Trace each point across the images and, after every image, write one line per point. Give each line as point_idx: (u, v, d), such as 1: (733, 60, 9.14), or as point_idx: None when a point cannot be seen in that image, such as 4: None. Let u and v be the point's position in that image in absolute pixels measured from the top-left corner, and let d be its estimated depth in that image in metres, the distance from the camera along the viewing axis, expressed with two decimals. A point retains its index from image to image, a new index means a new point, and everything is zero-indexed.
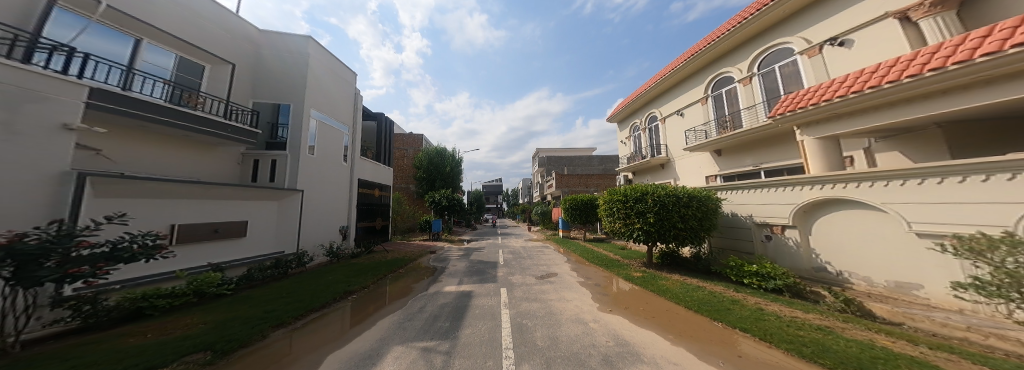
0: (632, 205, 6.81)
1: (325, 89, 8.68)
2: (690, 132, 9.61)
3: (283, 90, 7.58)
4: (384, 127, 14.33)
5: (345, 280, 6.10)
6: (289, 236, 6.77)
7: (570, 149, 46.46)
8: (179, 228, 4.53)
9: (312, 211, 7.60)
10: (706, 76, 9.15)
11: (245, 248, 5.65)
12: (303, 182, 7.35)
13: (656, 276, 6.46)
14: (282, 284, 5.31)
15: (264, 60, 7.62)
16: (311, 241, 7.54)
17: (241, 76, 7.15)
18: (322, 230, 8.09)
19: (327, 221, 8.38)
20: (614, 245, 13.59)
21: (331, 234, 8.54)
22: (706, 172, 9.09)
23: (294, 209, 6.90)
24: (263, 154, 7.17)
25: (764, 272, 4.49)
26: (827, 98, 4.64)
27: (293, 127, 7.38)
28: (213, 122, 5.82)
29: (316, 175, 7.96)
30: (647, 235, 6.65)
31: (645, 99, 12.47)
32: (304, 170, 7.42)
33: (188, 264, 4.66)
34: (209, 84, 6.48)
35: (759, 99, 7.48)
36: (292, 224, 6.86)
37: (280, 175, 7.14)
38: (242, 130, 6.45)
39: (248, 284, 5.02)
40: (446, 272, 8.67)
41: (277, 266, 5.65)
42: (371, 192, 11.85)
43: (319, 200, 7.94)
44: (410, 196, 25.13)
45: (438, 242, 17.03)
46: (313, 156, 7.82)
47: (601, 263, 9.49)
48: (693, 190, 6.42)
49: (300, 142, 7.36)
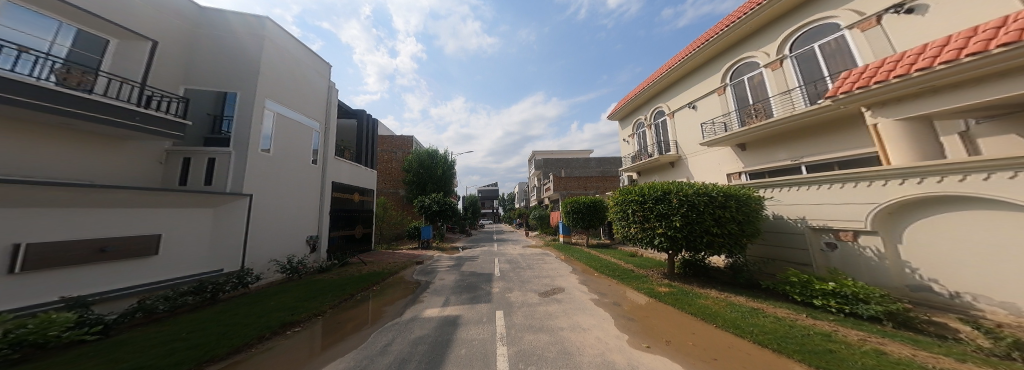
0: (651, 206, 5.89)
1: (288, 79, 7.93)
2: (707, 125, 8.65)
3: (227, 77, 6.82)
4: (366, 126, 13.21)
5: (293, 306, 4.77)
6: (230, 251, 6.07)
7: (566, 152, 45.86)
8: (30, 249, 3.60)
9: (263, 219, 6.84)
10: (723, 65, 8.30)
11: (146, 269, 4.81)
12: (251, 183, 6.55)
13: (687, 291, 5.44)
14: (197, 316, 4.32)
15: (203, 41, 6.84)
16: (260, 256, 6.74)
17: (169, 58, 6.27)
18: (279, 243, 7.32)
19: (286, 232, 7.57)
20: (623, 252, 12.49)
21: (291, 246, 7.70)
22: (727, 169, 8.14)
23: (236, 216, 6.20)
24: (198, 151, 6.43)
25: (847, 293, 3.52)
26: (920, 66, 3.53)
27: (240, 119, 6.63)
28: (110, 107, 4.91)
29: (271, 174, 7.16)
30: (671, 241, 5.72)
31: (650, 93, 11.55)
32: (253, 171, 6.63)
33: (30, 300, 3.60)
34: (113, 62, 5.43)
35: (793, 84, 6.50)
36: (234, 234, 6.15)
37: (220, 178, 6.32)
38: (154, 116, 5.53)
39: (145, 318, 4.16)
40: (431, 289, 7.45)
41: (197, 292, 4.79)
42: (349, 197, 10.89)
43: (272, 207, 7.14)
44: (401, 202, 23.95)
45: (429, 251, 15.78)
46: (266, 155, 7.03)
47: (614, 274, 8.37)
48: (728, 187, 5.43)
49: (249, 137, 6.61)
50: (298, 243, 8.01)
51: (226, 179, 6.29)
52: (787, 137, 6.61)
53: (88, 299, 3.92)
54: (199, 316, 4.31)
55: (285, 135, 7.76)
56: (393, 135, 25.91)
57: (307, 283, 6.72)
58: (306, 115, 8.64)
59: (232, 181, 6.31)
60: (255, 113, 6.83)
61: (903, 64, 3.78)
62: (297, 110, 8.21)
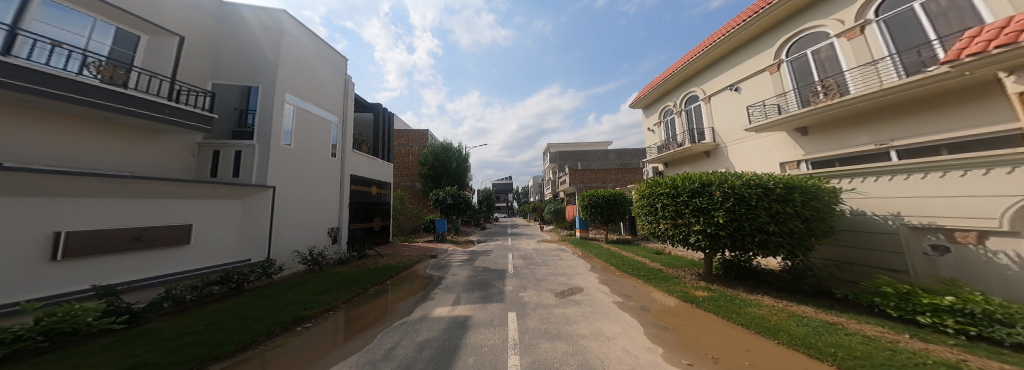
0: (686, 200, 5.22)
1: (307, 73, 7.94)
2: (756, 106, 7.85)
3: (249, 70, 6.86)
4: (382, 118, 13.40)
5: (304, 299, 4.63)
6: (256, 242, 6.15)
7: (583, 145, 44.64)
8: (68, 236, 3.61)
9: (286, 210, 6.93)
10: (781, 37, 7.46)
11: (177, 260, 4.83)
12: (275, 175, 6.66)
13: (728, 296, 4.66)
14: (219, 306, 4.26)
15: (227, 35, 6.86)
16: (283, 247, 6.80)
17: (195, 53, 6.30)
18: (304, 233, 7.45)
19: (309, 223, 7.65)
20: (646, 249, 11.70)
21: (313, 238, 7.78)
22: (780, 159, 7.32)
23: (262, 207, 6.27)
24: (226, 144, 6.52)
25: (976, 311, 2.65)
26: None
27: (262, 113, 6.69)
28: (140, 101, 4.91)
29: (293, 167, 7.23)
30: (711, 239, 5.03)
31: (687, 73, 10.78)
32: (276, 164, 6.72)
33: (66, 287, 3.58)
34: (144, 57, 5.45)
35: (882, 53, 5.41)
36: (260, 225, 6.23)
37: (247, 169, 6.46)
38: (183, 110, 5.54)
39: (175, 306, 4.15)
40: (443, 287, 7.22)
41: (223, 281, 4.76)
42: (370, 190, 11.05)
43: (296, 199, 7.24)
44: (416, 195, 24.24)
45: (443, 244, 15.79)
46: (288, 148, 7.10)
47: (638, 273, 7.71)
48: (788, 177, 4.53)
49: (270, 131, 6.67)
50: (320, 233, 8.10)
51: (251, 170, 6.45)
52: (867, 117, 5.65)
53: (117, 288, 3.88)
54: (224, 307, 4.23)
55: (306, 129, 7.80)
56: (409, 129, 26.14)
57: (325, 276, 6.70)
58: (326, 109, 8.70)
59: (258, 172, 6.47)
60: (276, 107, 6.89)
61: None
62: (317, 104, 8.23)
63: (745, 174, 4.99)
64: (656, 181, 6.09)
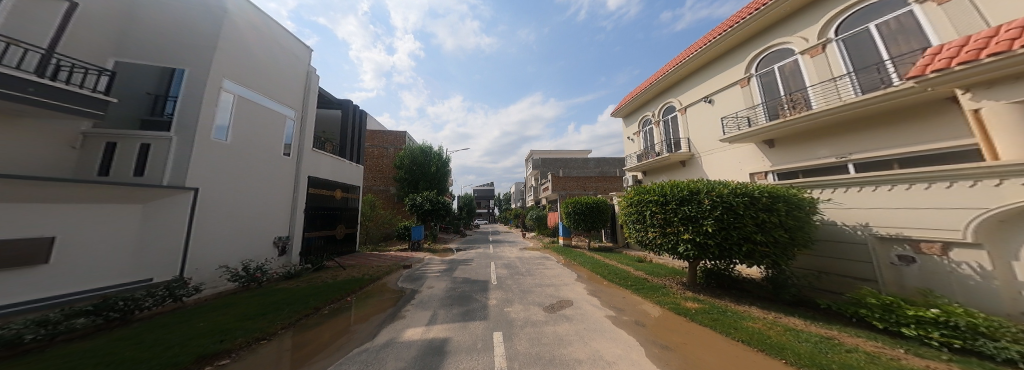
0: (675, 208, 5.41)
1: (249, 63, 8.37)
2: (730, 118, 8.38)
3: (169, 53, 7.20)
4: (351, 115, 14.64)
5: (221, 330, 4.71)
6: (162, 251, 6.20)
7: (563, 152, 45.59)
8: None
9: (211, 212, 7.13)
10: (750, 52, 8.18)
11: (34, 283, 4.54)
12: (199, 175, 6.89)
13: (722, 308, 4.72)
14: (84, 346, 4.04)
15: (143, 17, 7.19)
16: (206, 262, 6.99)
17: (98, 32, 6.60)
18: (228, 248, 7.53)
19: (241, 232, 7.94)
20: (629, 257, 11.87)
21: (239, 246, 7.84)
22: (750, 169, 7.73)
23: (170, 211, 6.35)
24: (124, 137, 6.69)
25: (959, 324, 2.82)
26: (1009, 46, 3.22)
27: (187, 100, 7.01)
28: (0, 77, 4.67)
29: (223, 159, 7.47)
30: (699, 248, 5.23)
31: (667, 83, 11.35)
32: (201, 157, 6.97)
33: None
34: (10, 25, 5.27)
35: (843, 70, 6.10)
36: (168, 238, 6.30)
37: (153, 169, 6.62)
38: (58, 89, 5.39)
39: (9, 351, 3.67)
40: (418, 304, 6.63)
41: (95, 312, 4.58)
42: (331, 194, 12.51)
43: (227, 196, 7.52)
44: (391, 200, 23.03)
45: (420, 252, 14.97)
46: (219, 143, 7.42)
47: (625, 284, 7.70)
48: (770, 187, 4.84)
49: (196, 123, 6.97)
50: (250, 243, 8.24)
51: (163, 172, 6.58)
52: (828, 132, 6.12)
53: None
54: (83, 347, 4.00)
55: (247, 117, 8.24)
56: (385, 131, 24.93)
57: (269, 310, 6.05)
58: (277, 103, 9.39)
59: (171, 174, 6.59)
60: (208, 94, 7.26)
61: (994, 42, 3.43)
62: (261, 93, 8.78)
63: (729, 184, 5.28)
64: (644, 189, 6.25)
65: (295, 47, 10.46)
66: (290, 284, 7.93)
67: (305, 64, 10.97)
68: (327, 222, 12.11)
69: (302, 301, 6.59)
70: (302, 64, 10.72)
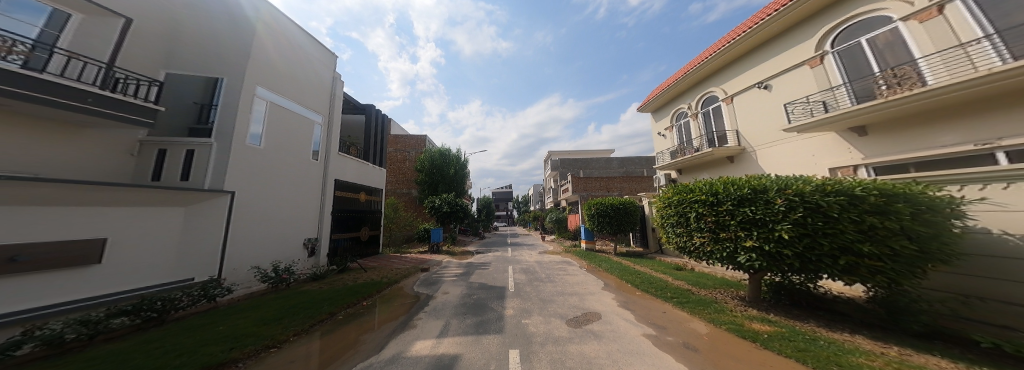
0: (738, 211, 4.68)
1: (278, 73, 8.41)
2: (799, 103, 7.90)
3: (210, 64, 7.27)
4: (374, 120, 14.82)
5: (234, 333, 4.45)
6: (199, 259, 6.10)
7: (584, 153, 44.12)
8: None
9: (246, 217, 7.06)
10: (822, 28, 7.76)
11: (89, 285, 4.53)
12: (236, 180, 6.87)
13: (801, 333, 3.74)
14: (119, 346, 3.78)
15: (185, 32, 7.18)
16: (241, 262, 6.90)
17: (149, 47, 6.64)
18: (260, 252, 7.46)
19: (273, 236, 7.90)
20: (663, 264, 10.75)
21: (270, 252, 7.79)
22: (828, 164, 7.33)
23: (210, 214, 6.30)
24: (174, 144, 6.73)
25: None
26: None
27: (225, 106, 7.02)
28: (55, 86, 4.68)
29: (258, 164, 7.53)
30: (769, 258, 4.43)
31: (716, 63, 10.89)
32: (238, 162, 6.97)
33: None
34: (74, 39, 5.43)
35: (978, 32, 5.23)
36: (204, 243, 6.18)
37: (197, 174, 6.60)
38: (113, 100, 5.41)
39: (51, 350, 3.51)
40: (430, 312, 6.14)
41: (132, 312, 4.39)
42: (357, 197, 12.64)
43: (259, 201, 7.47)
44: (411, 202, 23.27)
45: (438, 255, 14.75)
46: (254, 148, 7.46)
47: (662, 295, 6.72)
48: (877, 184, 3.83)
49: (233, 128, 6.94)
50: (280, 248, 8.18)
51: (204, 177, 6.53)
52: (946, 115, 5.56)
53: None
54: (114, 349, 3.71)
55: (279, 122, 8.32)
56: (407, 135, 25.31)
57: (287, 312, 5.82)
58: (307, 108, 9.56)
59: (211, 177, 6.56)
60: (245, 101, 7.31)
61: None
62: (291, 99, 8.85)
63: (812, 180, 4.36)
64: (690, 188, 5.74)
65: (318, 53, 10.51)
66: (311, 286, 7.81)
67: (330, 70, 11.13)
68: (353, 223, 12.25)
69: (319, 304, 6.35)
70: (327, 69, 10.91)
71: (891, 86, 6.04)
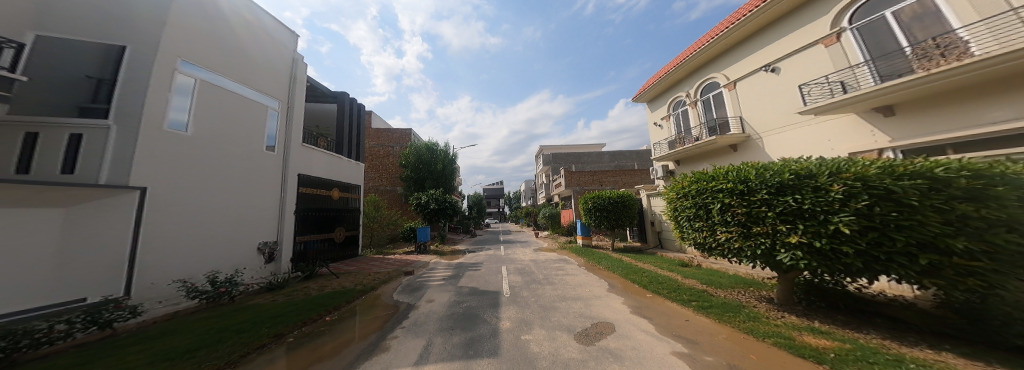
0: (777, 201, 3.94)
1: (213, 45, 7.14)
2: (817, 83, 7.26)
3: (110, 27, 5.71)
4: (348, 109, 13.43)
5: None
6: (95, 272, 4.95)
7: (575, 148, 43.81)
8: None
9: (170, 217, 5.93)
10: (838, 3, 7.13)
11: None
12: (150, 174, 5.69)
13: (873, 350, 3.01)
14: None
15: None
16: (161, 277, 5.75)
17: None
18: (190, 260, 6.30)
19: (211, 237, 6.77)
20: (667, 260, 10.17)
21: (205, 257, 6.60)
22: (843, 150, 6.87)
23: (109, 214, 5.16)
24: (52, 126, 5.29)
25: None
26: None
27: (128, 82, 5.73)
28: None
29: (184, 154, 6.29)
30: (819, 257, 3.64)
31: (718, 48, 10.26)
32: (151, 151, 5.74)
33: None
34: None
35: None
36: (97, 254, 4.99)
37: (88, 166, 5.28)
38: None
39: None
40: (410, 329, 5.11)
41: None
42: (329, 194, 11.39)
43: (188, 199, 6.29)
44: (397, 200, 21.96)
45: (426, 255, 13.70)
46: (178, 136, 6.25)
47: (678, 297, 5.98)
48: (964, 163, 3.00)
49: (143, 111, 5.74)
50: (221, 253, 6.99)
51: (100, 168, 5.26)
52: (992, 88, 4.98)
53: None
54: None
55: (212, 105, 7.05)
56: (390, 129, 23.77)
57: (217, 338, 4.64)
58: (258, 92, 8.38)
59: (111, 168, 5.31)
60: (158, 77, 6.03)
61: None
62: (232, 79, 7.61)
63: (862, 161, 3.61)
64: (712, 176, 5.08)
65: (272, 28, 9.16)
66: (263, 300, 6.57)
67: (291, 51, 9.89)
68: (327, 223, 11.09)
69: (262, 324, 5.13)
70: (287, 50, 9.69)
71: (932, 58, 5.40)
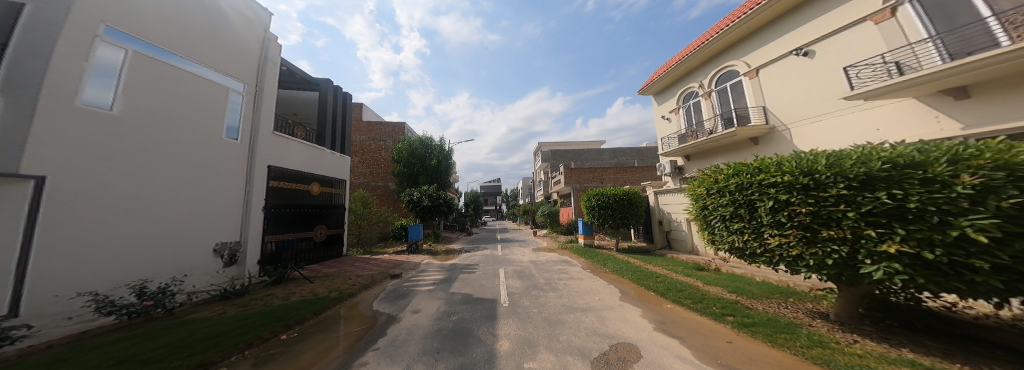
0: (862, 198, 3.11)
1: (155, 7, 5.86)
2: (864, 65, 6.41)
3: None
4: (331, 98, 12.34)
5: None
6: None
7: (574, 145, 42.90)
8: None
9: (87, 213, 4.71)
10: None
11: None
12: (57, 159, 4.42)
13: None
14: None
15: None
16: (70, 289, 4.48)
17: None
18: (113, 266, 5.03)
19: (147, 239, 5.54)
20: (679, 263, 9.30)
21: (137, 263, 5.37)
22: (901, 137, 6.05)
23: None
24: None
25: None
26: None
27: (28, 40, 4.33)
28: None
29: (110, 139, 5.04)
30: (926, 270, 2.74)
31: (739, 33, 9.39)
32: (60, 128, 4.46)
33: None
34: None
35: None
36: None
37: None
38: None
39: None
40: (384, 351, 4.12)
41: None
42: (309, 189, 10.38)
43: (112, 191, 5.05)
44: (388, 196, 20.86)
45: (417, 255, 12.70)
46: (102, 112, 4.98)
47: (704, 311, 5.01)
48: None
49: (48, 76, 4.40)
50: (161, 257, 5.77)
51: None
52: None
53: None
54: None
55: (153, 81, 5.78)
56: (382, 122, 22.58)
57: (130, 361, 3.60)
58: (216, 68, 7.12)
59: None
60: (74, 38, 4.71)
61: None
62: (182, 50, 6.36)
63: (996, 147, 2.65)
64: (760, 168, 4.26)
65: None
66: (211, 312, 5.50)
67: (262, 27, 8.66)
68: (307, 221, 10.12)
69: (189, 345, 4.02)
70: (256, 26, 8.45)
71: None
